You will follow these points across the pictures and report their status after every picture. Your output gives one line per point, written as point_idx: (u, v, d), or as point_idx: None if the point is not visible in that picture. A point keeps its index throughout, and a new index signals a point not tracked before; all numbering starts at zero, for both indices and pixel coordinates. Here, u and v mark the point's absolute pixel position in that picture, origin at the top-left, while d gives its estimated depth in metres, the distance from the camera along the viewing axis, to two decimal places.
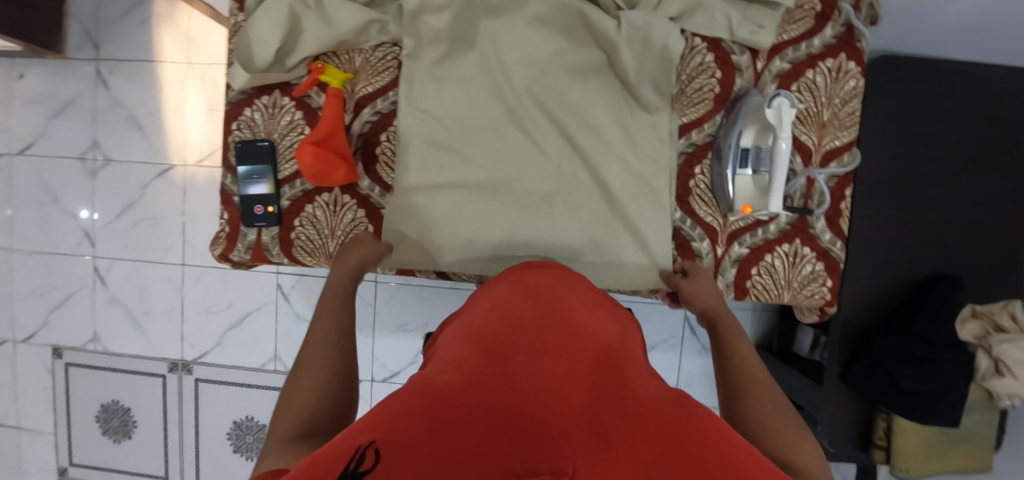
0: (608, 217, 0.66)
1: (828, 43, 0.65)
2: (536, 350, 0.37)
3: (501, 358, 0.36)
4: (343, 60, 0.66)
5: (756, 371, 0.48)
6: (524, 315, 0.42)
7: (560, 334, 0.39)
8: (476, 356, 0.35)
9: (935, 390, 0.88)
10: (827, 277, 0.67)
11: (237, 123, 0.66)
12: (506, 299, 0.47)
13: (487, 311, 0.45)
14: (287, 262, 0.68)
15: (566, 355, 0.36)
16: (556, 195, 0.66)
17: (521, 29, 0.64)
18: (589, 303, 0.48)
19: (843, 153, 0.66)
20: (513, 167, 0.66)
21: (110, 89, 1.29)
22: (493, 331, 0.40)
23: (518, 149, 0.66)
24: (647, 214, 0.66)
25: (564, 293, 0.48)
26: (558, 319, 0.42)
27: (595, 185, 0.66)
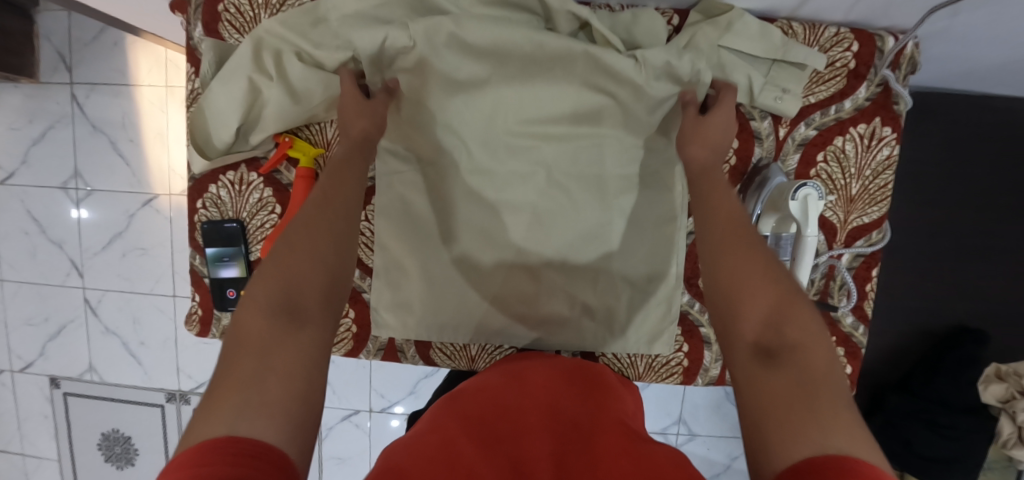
0: (607, 305, 0.61)
1: (861, 106, 0.57)
2: (517, 431, 0.45)
3: (486, 444, 0.42)
4: (314, 131, 0.59)
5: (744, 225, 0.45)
6: (510, 403, 0.49)
7: (539, 413, 0.48)
8: (461, 440, 0.41)
9: (954, 457, 0.83)
10: (847, 364, 0.61)
11: (203, 201, 0.61)
12: (496, 384, 0.54)
13: (481, 394, 0.51)
14: None
15: (545, 435, 0.44)
16: (553, 283, 0.60)
17: (509, 87, 0.56)
18: (571, 381, 0.55)
19: (871, 231, 0.59)
20: (497, 245, 0.60)
21: (88, 115, 1.23)
22: (484, 418, 0.46)
23: (507, 226, 0.59)
24: (646, 301, 0.62)
25: (552, 375, 0.55)
26: (535, 401, 0.50)
27: (594, 271, 0.60)
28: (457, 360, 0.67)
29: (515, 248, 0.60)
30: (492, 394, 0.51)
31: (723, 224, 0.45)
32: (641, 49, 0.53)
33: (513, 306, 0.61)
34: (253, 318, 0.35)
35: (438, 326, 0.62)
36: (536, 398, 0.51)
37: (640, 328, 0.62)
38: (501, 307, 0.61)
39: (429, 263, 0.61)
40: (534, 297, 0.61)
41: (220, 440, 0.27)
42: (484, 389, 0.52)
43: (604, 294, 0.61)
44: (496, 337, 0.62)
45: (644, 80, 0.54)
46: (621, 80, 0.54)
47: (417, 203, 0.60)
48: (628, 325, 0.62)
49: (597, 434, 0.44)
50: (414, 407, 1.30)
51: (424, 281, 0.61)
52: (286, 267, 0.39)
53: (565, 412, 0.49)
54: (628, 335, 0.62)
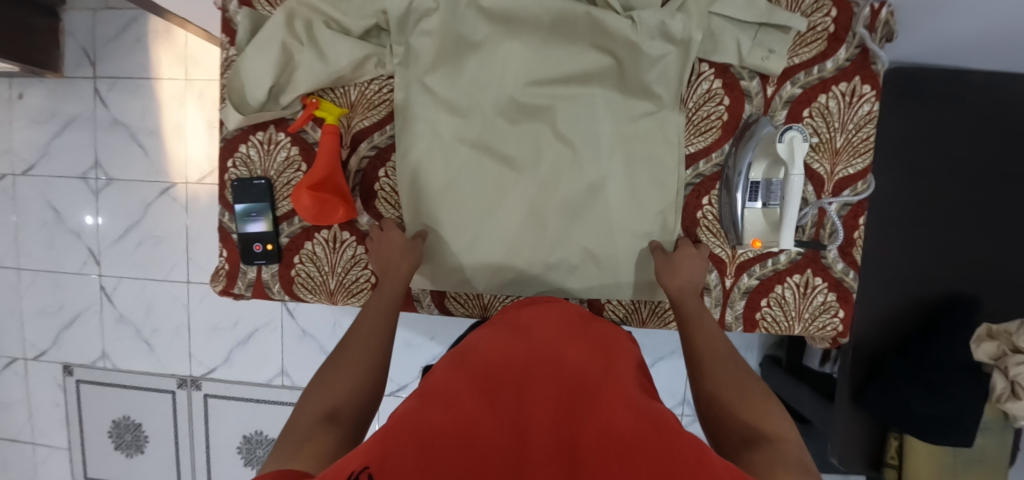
0: (612, 253, 0.65)
1: (842, 66, 0.62)
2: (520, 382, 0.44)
3: (488, 394, 0.41)
4: (338, 94, 0.64)
5: (724, 349, 0.54)
6: (513, 353, 0.49)
7: (543, 363, 0.48)
8: (463, 390, 0.41)
9: (949, 416, 0.85)
10: (839, 308, 0.65)
11: (233, 160, 0.65)
12: (500, 338, 0.53)
13: (485, 349, 0.50)
14: (288, 299, 0.68)
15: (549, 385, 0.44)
16: (560, 235, 0.64)
17: (518, 50, 0.61)
18: (580, 336, 0.54)
19: (856, 181, 0.63)
20: (503, 194, 0.64)
21: (109, 107, 1.29)
22: (487, 368, 0.46)
23: (516, 178, 0.64)
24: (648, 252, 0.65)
25: (559, 328, 0.55)
26: (539, 349, 0.50)
27: (600, 221, 0.64)
28: (471, 307, 0.70)
29: (525, 200, 0.64)
30: (500, 344, 0.51)
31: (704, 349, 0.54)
32: (637, 11, 0.59)
33: (523, 256, 0.65)
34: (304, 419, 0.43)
35: (454, 277, 0.66)
36: (539, 345, 0.51)
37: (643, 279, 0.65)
38: (511, 256, 0.65)
39: (443, 215, 0.65)
40: (545, 245, 0.65)
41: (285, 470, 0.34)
42: (490, 340, 0.53)
43: (609, 245, 0.64)
44: (506, 287, 0.66)
45: (639, 39, 0.58)
46: (618, 43, 0.59)
47: (432, 158, 0.63)
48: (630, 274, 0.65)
49: (602, 389, 0.43)
50: None
51: (439, 233, 0.66)
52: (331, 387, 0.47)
53: (572, 364, 0.48)
54: (630, 281, 0.66)
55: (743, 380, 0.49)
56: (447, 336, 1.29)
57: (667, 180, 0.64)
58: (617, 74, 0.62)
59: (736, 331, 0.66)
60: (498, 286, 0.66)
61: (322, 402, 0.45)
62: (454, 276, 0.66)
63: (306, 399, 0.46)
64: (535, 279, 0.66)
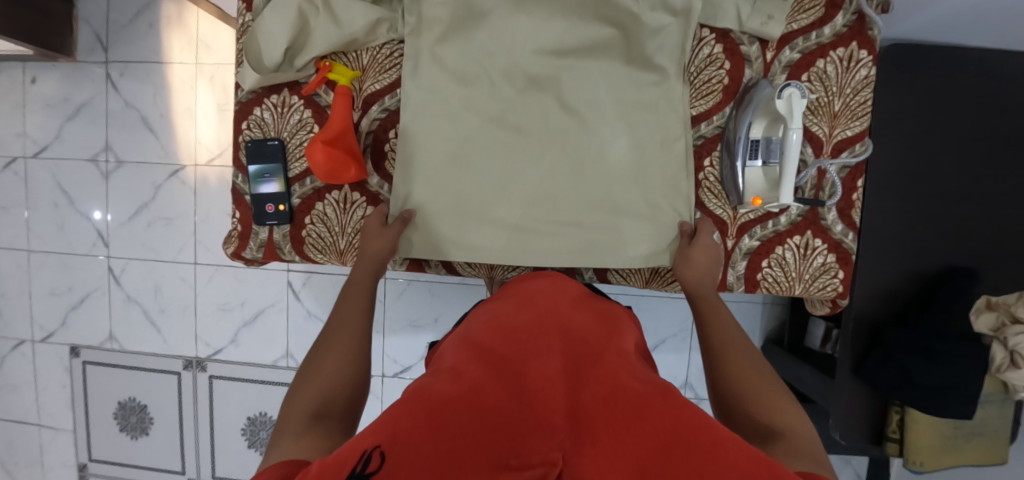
0: (616, 214, 0.66)
1: (840, 32, 0.64)
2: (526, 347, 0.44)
3: (494, 366, 0.42)
4: (351, 59, 0.66)
5: (737, 338, 0.54)
6: (517, 324, 0.48)
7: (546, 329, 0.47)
8: (470, 365, 0.41)
9: (950, 384, 0.88)
10: (839, 269, 0.66)
11: (247, 122, 0.67)
12: (504, 311, 0.52)
13: (489, 325, 0.50)
14: (299, 260, 0.69)
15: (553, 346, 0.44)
16: (566, 195, 0.66)
17: (524, 22, 0.63)
18: (582, 308, 0.54)
19: (855, 143, 0.65)
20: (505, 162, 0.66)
21: (121, 91, 1.31)
22: (492, 341, 0.46)
23: (524, 146, 0.66)
24: (653, 213, 0.66)
25: (562, 300, 0.54)
26: (543, 317, 0.50)
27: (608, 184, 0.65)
28: (478, 269, 0.72)
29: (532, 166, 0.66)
30: (507, 314, 0.51)
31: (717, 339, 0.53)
32: None
33: (530, 215, 0.66)
34: (296, 410, 0.42)
35: (460, 236, 0.66)
36: (542, 312, 0.50)
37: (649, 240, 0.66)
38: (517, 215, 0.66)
39: (450, 184, 0.66)
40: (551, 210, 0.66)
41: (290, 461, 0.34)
42: (497, 313, 0.53)
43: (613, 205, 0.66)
44: (512, 247, 0.66)
45: (641, 13, 0.60)
46: (620, 16, 0.62)
47: (445, 124, 0.65)
48: (634, 234, 0.66)
49: (606, 356, 0.43)
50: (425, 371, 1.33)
51: (445, 192, 0.66)
52: (320, 376, 0.47)
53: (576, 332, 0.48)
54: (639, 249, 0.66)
55: (751, 368, 0.50)
56: (451, 317, 1.31)
57: (670, 142, 0.65)
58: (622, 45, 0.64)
59: (738, 292, 0.68)
60: (503, 246, 0.66)
61: (316, 391, 0.45)
62: (460, 234, 0.66)
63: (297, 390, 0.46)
64: (539, 239, 0.66)
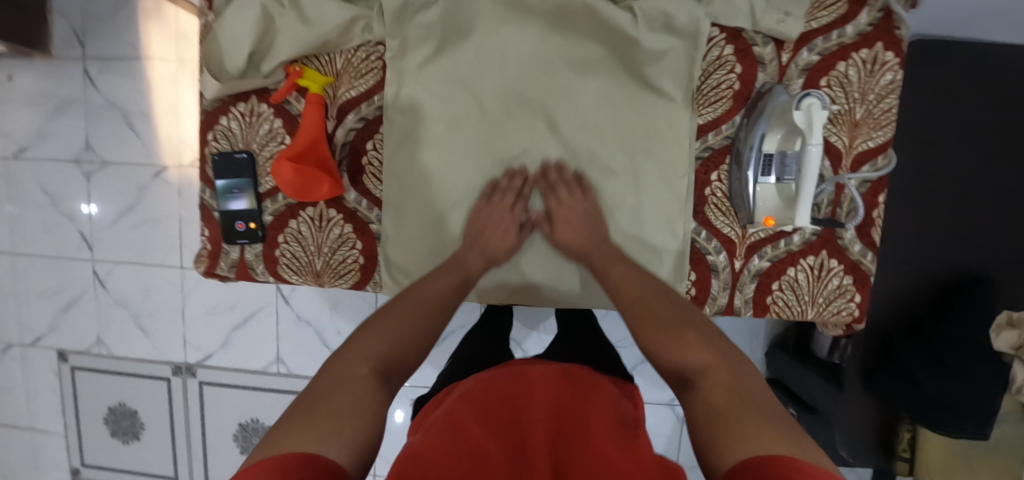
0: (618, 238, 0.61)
1: (863, 31, 0.57)
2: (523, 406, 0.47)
3: (491, 424, 0.44)
4: (323, 62, 0.60)
5: (645, 290, 0.53)
6: (514, 382, 0.51)
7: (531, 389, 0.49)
8: (470, 421, 0.44)
9: (963, 402, 0.80)
10: (856, 292, 0.61)
11: (213, 133, 0.62)
12: (498, 372, 0.54)
13: (483, 382, 0.51)
14: (273, 281, 0.65)
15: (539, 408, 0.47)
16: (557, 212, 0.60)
17: (511, 35, 0.58)
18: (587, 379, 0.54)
19: (877, 155, 0.59)
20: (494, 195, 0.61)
21: (101, 88, 1.26)
22: (485, 398, 0.48)
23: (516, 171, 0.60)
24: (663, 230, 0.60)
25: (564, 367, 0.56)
26: (536, 374, 0.52)
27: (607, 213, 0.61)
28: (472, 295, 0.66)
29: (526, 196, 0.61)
30: (504, 373, 0.53)
31: (624, 295, 0.54)
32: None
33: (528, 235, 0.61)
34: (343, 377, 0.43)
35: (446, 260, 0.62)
36: (537, 371, 0.53)
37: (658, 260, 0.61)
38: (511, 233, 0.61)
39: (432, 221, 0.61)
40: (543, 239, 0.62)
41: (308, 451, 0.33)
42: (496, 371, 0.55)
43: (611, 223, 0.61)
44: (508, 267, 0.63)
45: (637, 31, 0.55)
46: (616, 33, 0.56)
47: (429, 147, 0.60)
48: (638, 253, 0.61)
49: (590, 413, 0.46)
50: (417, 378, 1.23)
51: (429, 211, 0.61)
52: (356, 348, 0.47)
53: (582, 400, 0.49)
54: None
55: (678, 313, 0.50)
56: None
57: (675, 154, 0.59)
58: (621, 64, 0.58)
59: (747, 316, 0.63)
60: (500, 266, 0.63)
61: (380, 343, 0.47)
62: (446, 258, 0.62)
63: (360, 333, 0.49)
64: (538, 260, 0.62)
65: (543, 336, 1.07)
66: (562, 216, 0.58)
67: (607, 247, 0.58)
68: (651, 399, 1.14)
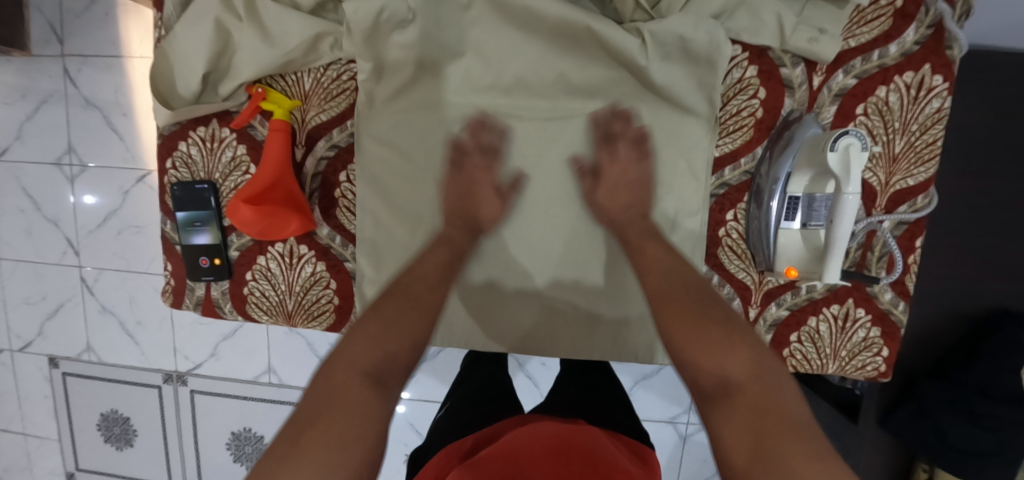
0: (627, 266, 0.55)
1: (909, 51, 0.49)
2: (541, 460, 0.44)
3: None
4: (290, 82, 0.54)
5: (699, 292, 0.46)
6: (527, 443, 0.47)
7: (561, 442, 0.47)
8: None
9: (990, 450, 0.73)
10: (883, 345, 0.54)
11: (172, 160, 0.56)
12: (509, 435, 0.50)
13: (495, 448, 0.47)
14: (242, 320, 0.60)
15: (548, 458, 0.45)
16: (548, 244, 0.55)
17: (502, 56, 0.51)
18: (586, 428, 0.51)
19: (916, 195, 0.52)
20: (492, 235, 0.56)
21: (80, 87, 1.20)
22: (493, 465, 0.44)
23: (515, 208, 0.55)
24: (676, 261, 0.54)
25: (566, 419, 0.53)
26: (548, 432, 0.50)
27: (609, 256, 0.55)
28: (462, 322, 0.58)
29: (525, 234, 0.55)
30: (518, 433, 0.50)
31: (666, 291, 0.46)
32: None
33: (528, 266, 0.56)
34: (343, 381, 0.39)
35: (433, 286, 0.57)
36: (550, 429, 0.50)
37: None
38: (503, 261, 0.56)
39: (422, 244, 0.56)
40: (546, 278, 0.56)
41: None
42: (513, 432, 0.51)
43: (612, 263, 0.56)
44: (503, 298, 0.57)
45: (648, 62, 0.48)
46: (624, 61, 0.49)
47: (412, 180, 0.54)
48: None
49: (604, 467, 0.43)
50: (414, 392, 1.15)
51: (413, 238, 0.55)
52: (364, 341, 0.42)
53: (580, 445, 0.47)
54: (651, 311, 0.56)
55: (705, 316, 0.43)
56: None
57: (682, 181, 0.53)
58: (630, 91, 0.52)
59: None
60: (493, 297, 0.57)
61: (371, 349, 0.42)
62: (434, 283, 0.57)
63: (352, 333, 0.44)
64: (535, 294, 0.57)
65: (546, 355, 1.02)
66: (625, 173, 0.52)
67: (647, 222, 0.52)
68: (651, 417, 1.07)
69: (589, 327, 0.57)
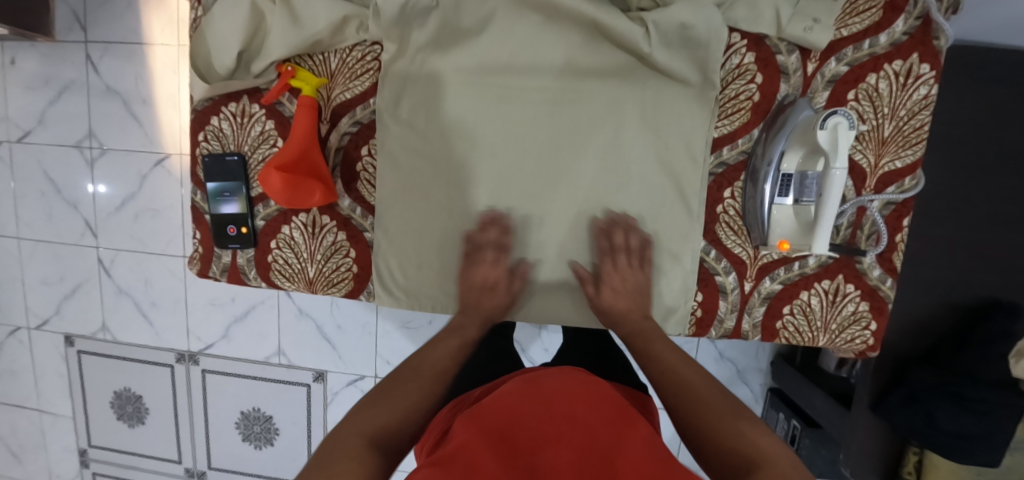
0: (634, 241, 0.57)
1: (898, 41, 0.52)
2: (545, 425, 0.45)
3: (501, 449, 0.42)
4: (318, 62, 0.58)
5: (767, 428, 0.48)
6: (531, 406, 0.48)
7: (568, 402, 0.48)
8: (483, 454, 0.41)
9: (981, 433, 0.76)
10: (872, 320, 0.57)
11: (204, 133, 0.60)
12: (513, 385, 0.52)
13: (493, 395, 0.52)
14: (265, 286, 0.63)
15: (563, 427, 0.45)
16: (549, 220, 0.58)
17: (516, 42, 0.54)
18: (585, 396, 0.49)
19: (904, 177, 0.55)
20: (508, 220, 0.58)
21: (102, 73, 1.24)
22: (498, 427, 0.46)
23: (528, 193, 0.57)
24: (674, 237, 0.58)
25: (569, 384, 0.51)
26: (561, 389, 0.50)
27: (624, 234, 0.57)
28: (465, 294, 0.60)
29: (532, 211, 0.58)
30: (520, 388, 0.51)
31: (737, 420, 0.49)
32: None
33: (533, 241, 0.58)
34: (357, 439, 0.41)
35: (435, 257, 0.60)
36: (563, 386, 0.50)
37: (672, 257, 0.58)
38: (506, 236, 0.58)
39: (433, 214, 0.59)
40: (553, 255, 0.58)
41: None
42: (513, 385, 0.52)
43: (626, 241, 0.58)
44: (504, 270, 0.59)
45: (652, 49, 0.51)
46: (629, 49, 0.52)
47: (425, 155, 0.58)
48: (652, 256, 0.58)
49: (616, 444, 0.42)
50: None
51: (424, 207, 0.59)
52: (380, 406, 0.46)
53: (579, 421, 0.45)
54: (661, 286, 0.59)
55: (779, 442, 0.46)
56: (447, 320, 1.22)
57: (640, 284, 0.57)
58: (636, 75, 0.55)
59: (755, 340, 0.60)
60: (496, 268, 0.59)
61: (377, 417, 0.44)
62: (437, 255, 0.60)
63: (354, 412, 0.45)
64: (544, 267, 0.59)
65: (548, 340, 1.06)
66: (614, 283, 0.56)
67: (644, 322, 0.56)
68: None
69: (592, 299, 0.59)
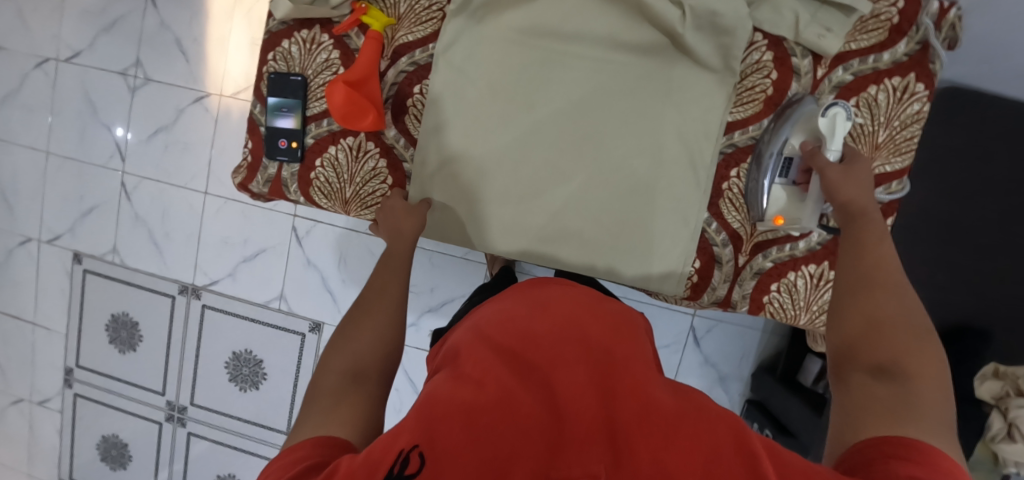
0: (648, 202, 0.63)
1: (899, 60, 0.60)
2: (560, 340, 0.43)
3: (513, 362, 0.41)
4: (388, 5, 0.65)
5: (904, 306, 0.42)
6: (543, 324, 0.46)
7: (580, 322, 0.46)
8: (497, 366, 0.40)
9: None
10: None
11: (274, 53, 0.67)
12: (520, 301, 0.51)
13: (495, 316, 0.49)
14: (303, 201, 0.69)
15: (577, 345, 0.43)
16: (572, 172, 0.64)
17: (566, 9, 0.62)
18: (604, 325, 0.47)
19: (892, 180, 0.62)
20: (534, 167, 0.64)
21: (159, 10, 1.31)
22: (509, 340, 0.44)
23: (557, 144, 0.63)
24: (682, 206, 0.64)
25: (577, 310, 0.48)
26: (573, 309, 0.49)
27: (638, 194, 0.63)
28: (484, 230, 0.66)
29: (558, 162, 0.64)
30: (528, 308, 0.49)
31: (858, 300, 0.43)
32: None
33: (555, 189, 0.64)
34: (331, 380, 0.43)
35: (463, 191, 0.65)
36: (575, 307, 0.49)
37: (681, 221, 0.64)
38: (531, 180, 0.64)
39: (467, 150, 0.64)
40: (572, 205, 0.64)
41: (324, 441, 0.36)
42: (519, 302, 0.51)
43: (640, 201, 0.64)
44: (523, 212, 0.65)
45: (685, 30, 0.58)
46: (665, 29, 0.59)
47: (469, 97, 0.64)
48: (663, 218, 0.64)
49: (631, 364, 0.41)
50: (416, 340, 1.23)
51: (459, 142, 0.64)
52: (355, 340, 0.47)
53: (595, 350, 0.43)
54: (667, 248, 0.64)
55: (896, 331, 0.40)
56: (447, 290, 1.20)
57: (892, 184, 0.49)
58: (667, 54, 0.62)
59: (742, 311, 0.66)
60: (516, 209, 0.65)
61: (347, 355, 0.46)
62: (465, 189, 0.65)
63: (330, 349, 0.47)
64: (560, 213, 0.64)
65: None
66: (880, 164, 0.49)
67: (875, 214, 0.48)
68: None
69: (600, 252, 0.65)
